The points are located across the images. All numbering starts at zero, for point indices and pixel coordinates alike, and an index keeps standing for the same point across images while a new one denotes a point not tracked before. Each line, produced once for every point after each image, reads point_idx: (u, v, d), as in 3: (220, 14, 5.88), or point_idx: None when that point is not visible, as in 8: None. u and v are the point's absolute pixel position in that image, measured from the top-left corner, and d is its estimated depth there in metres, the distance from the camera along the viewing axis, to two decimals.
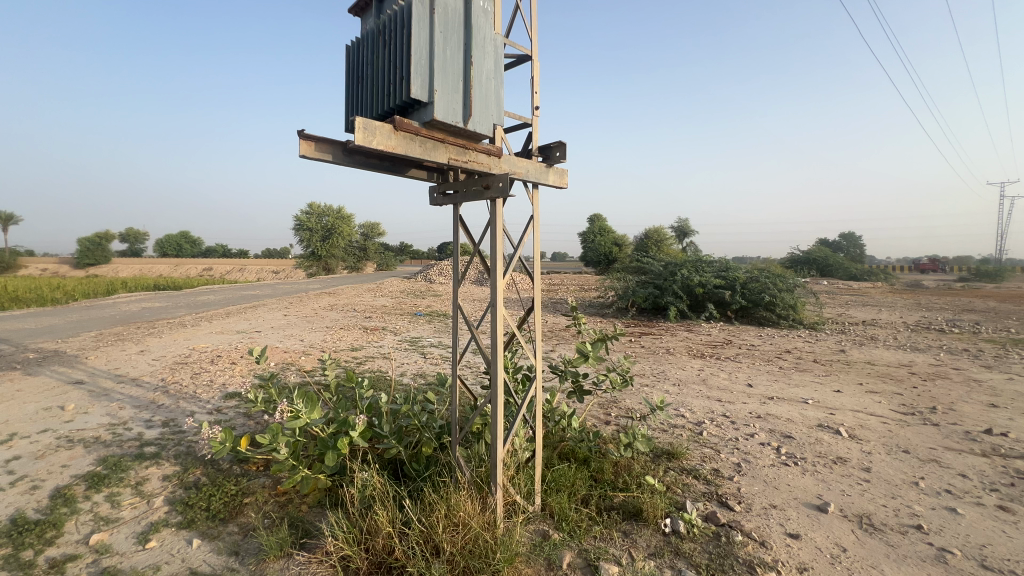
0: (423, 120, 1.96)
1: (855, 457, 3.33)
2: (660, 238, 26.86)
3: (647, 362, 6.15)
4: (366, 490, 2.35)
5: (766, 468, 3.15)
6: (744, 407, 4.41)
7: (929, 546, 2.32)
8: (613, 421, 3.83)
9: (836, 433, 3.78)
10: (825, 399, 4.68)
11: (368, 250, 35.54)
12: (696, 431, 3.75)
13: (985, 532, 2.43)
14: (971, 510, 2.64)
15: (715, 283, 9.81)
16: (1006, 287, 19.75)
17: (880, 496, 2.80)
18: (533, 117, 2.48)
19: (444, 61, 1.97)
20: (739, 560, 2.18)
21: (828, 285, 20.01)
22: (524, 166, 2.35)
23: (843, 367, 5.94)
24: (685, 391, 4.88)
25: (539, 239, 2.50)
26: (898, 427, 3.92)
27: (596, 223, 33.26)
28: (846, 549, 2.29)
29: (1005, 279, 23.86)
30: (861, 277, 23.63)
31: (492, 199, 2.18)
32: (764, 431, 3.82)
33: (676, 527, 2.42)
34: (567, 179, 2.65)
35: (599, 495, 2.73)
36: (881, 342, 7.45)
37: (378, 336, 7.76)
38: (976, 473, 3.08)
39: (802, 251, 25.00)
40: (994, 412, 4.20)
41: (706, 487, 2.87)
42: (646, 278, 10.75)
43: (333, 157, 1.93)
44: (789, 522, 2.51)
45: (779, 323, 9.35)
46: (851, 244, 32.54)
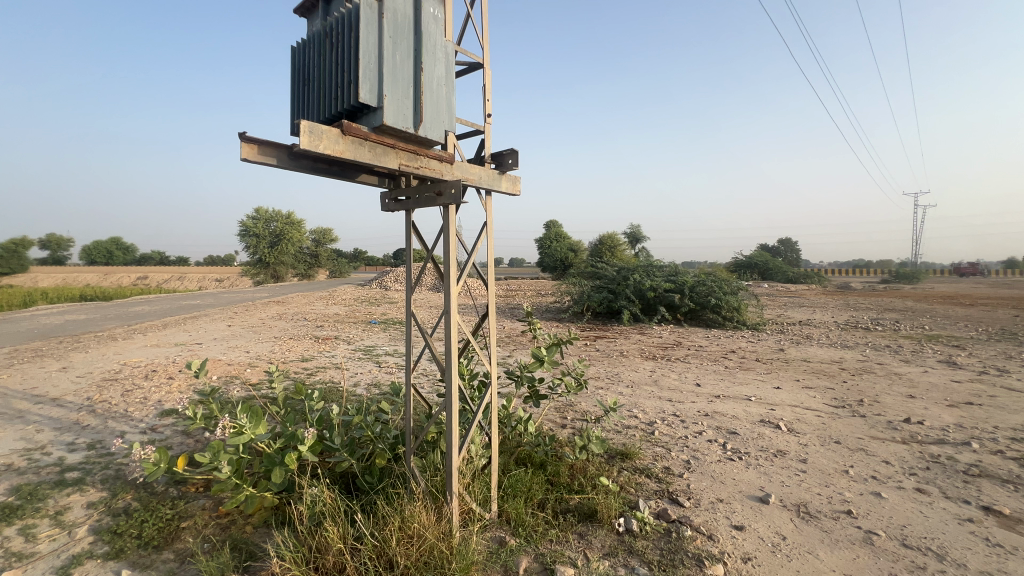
0: (372, 125, 1.92)
1: (793, 450, 3.55)
2: (614, 244, 27.65)
3: (602, 364, 6.30)
4: (316, 506, 2.25)
5: (714, 464, 3.28)
6: (693, 406, 4.59)
7: (857, 529, 2.50)
8: (569, 424, 3.89)
9: (777, 427, 4.01)
10: (766, 395, 4.96)
11: (320, 256, 34.37)
12: (648, 431, 3.87)
13: (905, 513, 2.65)
14: (893, 493, 2.87)
15: (665, 286, 10.19)
16: (921, 288, 21.71)
17: (815, 485, 3.00)
18: (486, 124, 2.50)
19: (394, 66, 1.95)
20: (688, 554, 2.25)
21: (769, 288, 21.30)
22: (477, 173, 2.36)
23: (782, 365, 6.32)
24: (638, 392, 5.03)
25: (492, 245, 2.50)
26: (831, 419, 4.20)
27: (552, 230, 33.79)
28: (785, 537, 2.43)
29: (920, 280, 26.27)
30: (797, 280, 25.35)
31: (444, 206, 2.18)
32: (711, 428, 3.99)
33: (629, 525, 2.48)
34: (521, 187, 2.69)
35: (556, 498, 2.75)
36: (815, 341, 8.00)
37: (331, 346, 7.52)
38: (898, 459, 3.36)
39: (745, 255, 26.43)
40: (912, 402, 4.60)
41: (657, 485, 2.96)
42: (600, 283, 11.00)
43: (278, 161, 1.86)
44: (734, 514, 2.64)
45: (725, 325, 9.84)
46: (788, 248, 34.70)
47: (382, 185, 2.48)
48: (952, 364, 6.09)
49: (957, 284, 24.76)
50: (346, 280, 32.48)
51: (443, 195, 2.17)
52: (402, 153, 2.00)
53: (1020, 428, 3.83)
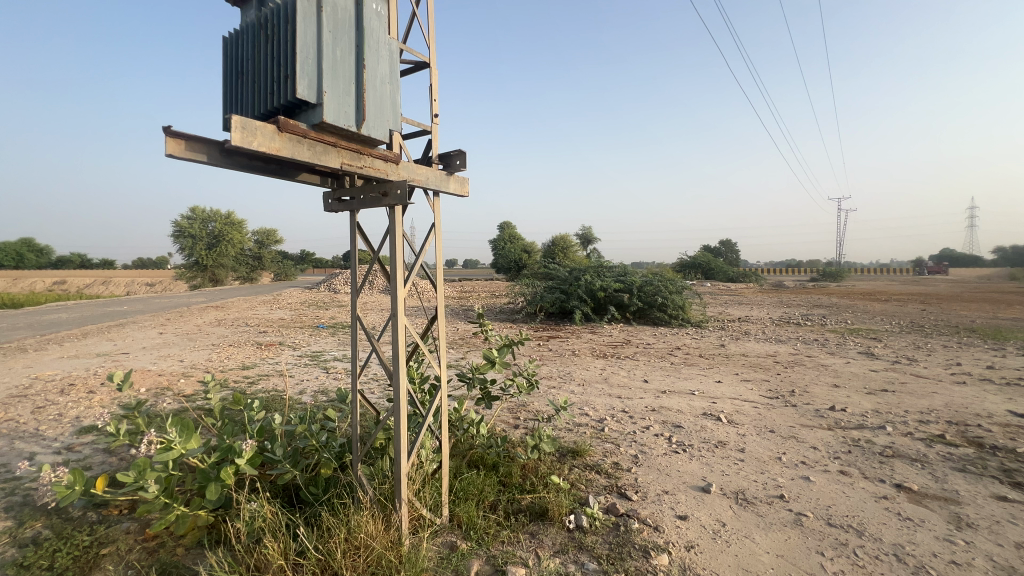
0: (311, 122, 1.85)
1: (732, 440, 3.75)
2: (566, 246, 28.16)
3: (554, 364, 6.39)
4: (255, 522, 2.13)
5: (660, 458, 3.41)
6: (641, 402, 4.74)
7: (789, 512, 2.67)
8: (521, 424, 3.92)
9: (718, 420, 4.21)
10: (708, 389, 5.20)
11: (264, 258, 32.72)
12: (598, 428, 3.96)
13: (831, 494, 2.86)
14: (820, 476, 3.09)
15: (615, 286, 10.48)
16: (845, 286, 23.59)
17: (753, 472, 3.18)
18: (433, 125, 2.46)
19: (334, 61, 1.88)
20: (636, 546, 2.32)
21: (711, 287, 22.43)
22: (424, 174, 2.33)
23: (723, 360, 6.67)
24: (589, 390, 5.14)
25: (441, 246, 2.47)
26: (767, 410, 4.47)
27: (506, 231, 33.98)
28: (725, 524, 2.56)
29: (844, 278, 28.55)
30: (737, 279, 26.85)
31: (390, 206, 2.14)
32: (658, 423, 4.15)
33: (580, 522, 2.52)
34: (469, 189, 2.68)
35: (507, 499, 2.76)
36: (753, 336, 8.50)
37: (275, 352, 7.18)
38: (824, 444, 3.62)
39: (689, 256, 27.66)
40: (836, 391, 4.99)
41: (607, 480, 3.04)
42: (553, 283, 11.14)
43: (208, 157, 1.75)
44: (679, 505, 2.75)
45: (671, 323, 10.26)
46: (729, 249, 36.65)
47: (325, 184, 2.40)
48: (871, 355, 6.67)
49: (874, 282, 27.11)
50: (292, 283, 31.10)
51: (388, 195, 2.12)
52: (344, 152, 1.94)
53: (927, 411, 4.24)
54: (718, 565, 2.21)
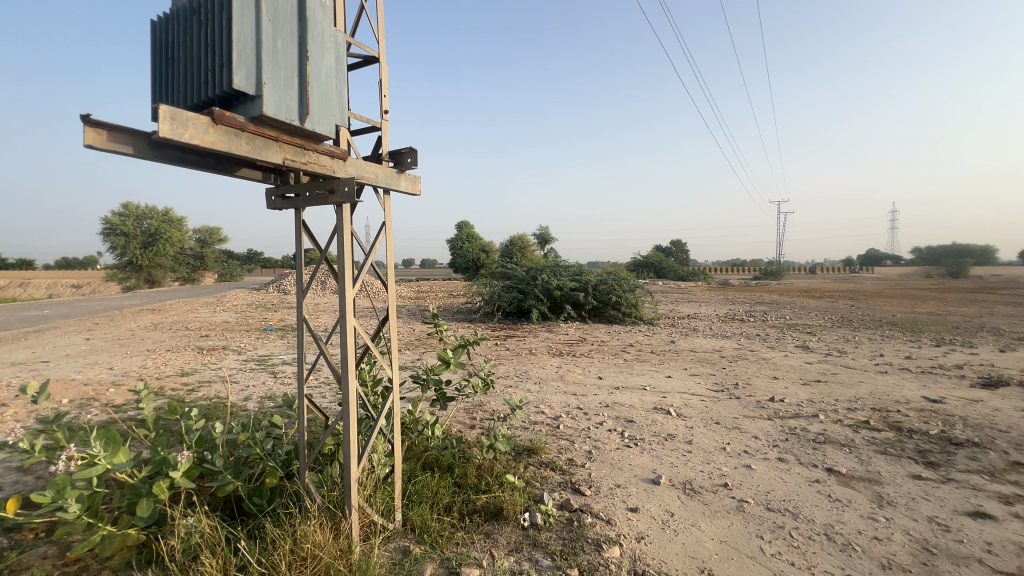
0: (250, 115, 1.76)
1: (681, 432, 3.90)
2: (524, 245, 28.34)
3: (511, 363, 6.41)
4: (191, 539, 2.01)
5: (612, 452, 3.49)
6: (595, 398, 4.84)
7: (732, 499, 2.81)
8: (478, 424, 3.91)
9: (668, 413, 4.37)
10: (659, 384, 5.39)
11: (206, 258, 30.91)
12: (553, 426, 4.01)
13: (770, 481, 3.02)
14: (760, 464, 3.27)
15: (571, 286, 10.65)
16: (785, 284, 25.09)
17: (699, 462, 3.32)
18: (382, 121, 2.41)
19: (275, 52, 1.80)
20: (588, 541, 2.37)
21: (663, 285, 23.23)
22: (373, 171, 2.27)
23: (673, 355, 6.92)
24: (545, 388, 5.20)
25: (392, 245, 2.42)
26: (713, 402, 4.68)
27: (464, 230, 33.82)
28: (673, 514, 2.65)
29: (783, 276, 30.35)
30: (687, 277, 27.98)
31: (337, 204, 2.07)
32: (611, 418, 4.25)
33: (534, 519, 2.55)
34: (421, 187, 2.64)
35: (463, 500, 2.74)
36: (701, 332, 8.89)
37: (218, 356, 6.80)
38: (764, 434, 3.83)
39: (642, 256, 28.54)
40: (776, 383, 5.30)
41: (562, 477, 3.08)
42: (510, 283, 11.18)
43: (134, 149, 1.62)
44: (630, 498, 2.83)
45: (624, 320, 10.55)
46: (679, 249, 38.09)
47: (267, 180, 2.29)
48: (806, 348, 7.13)
49: (810, 280, 28.97)
50: (237, 283, 29.53)
51: (335, 192, 2.06)
52: (287, 147, 1.86)
53: (854, 399, 4.58)
54: (666, 554, 2.29)
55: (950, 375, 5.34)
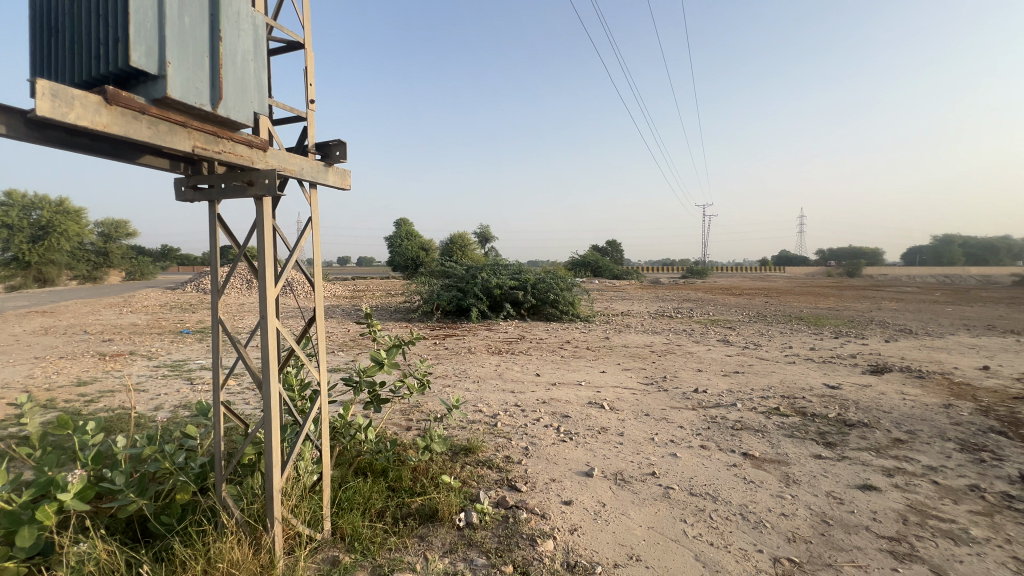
0: (152, 96, 1.59)
1: (613, 425, 4.06)
2: (464, 243, 28.16)
3: (450, 362, 6.35)
4: (83, 568, 1.79)
5: (549, 447, 3.56)
6: (533, 395, 4.91)
7: (659, 486, 2.96)
8: (414, 426, 3.84)
9: (601, 407, 4.52)
10: (593, 379, 5.56)
11: (110, 254, 27.86)
12: (491, 424, 4.02)
13: (693, 467, 3.22)
14: (685, 452, 3.47)
15: (510, 284, 10.73)
16: (709, 282, 26.83)
17: (630, 453, 3.46)
18: (308, 111, 2.28)
19: (181, 29, 1.64)
20: (523, 536, 2.39)
21: (599, 283, 24.02)
22: (297, 163, 2.14)
23: (607, 351, 7.18)
24: (483, 387, 5.19)
25: (319, 241, 2.30)
26: (643, 395, 4.91)
27: (402, 228, 33.05)
28: (605, 504, 2.75)
29: (708, 275, 32.45)
30: (621, 276, 29.16)
31: (256, 197, 1.94)
32: (548, 414, 4.33)
33: (470, 519, 2.53)
34: (351, 181, 2.54)
35: (397, 504, 2.67)
36: (633, 328, 9.29)
37: (122, 363, 6.15)
38: (689, 423, 4.07)
39: (580, 255, 29.38)
40: (700, 375, 5.65)
41: (498, 474, 3.09)
42: (449, 282, 11.06)
43: (7, 130, 1.42)
44: (564, 491, 2.89)
45: (562, 318, 10.80)
46: (614, 249, 39.58)
47: (176, 169, 2.09)
48: (726, 342, 7.67)
49: (731, 279, 31.22)
50: (148, 282, 26.84)
51: (254, 184, 1.92)
52: (197, 134, 1.71)
53: (767, 388, 4.99)
54: (598, 544, 2.37)
55: (845, 363, 5.97)
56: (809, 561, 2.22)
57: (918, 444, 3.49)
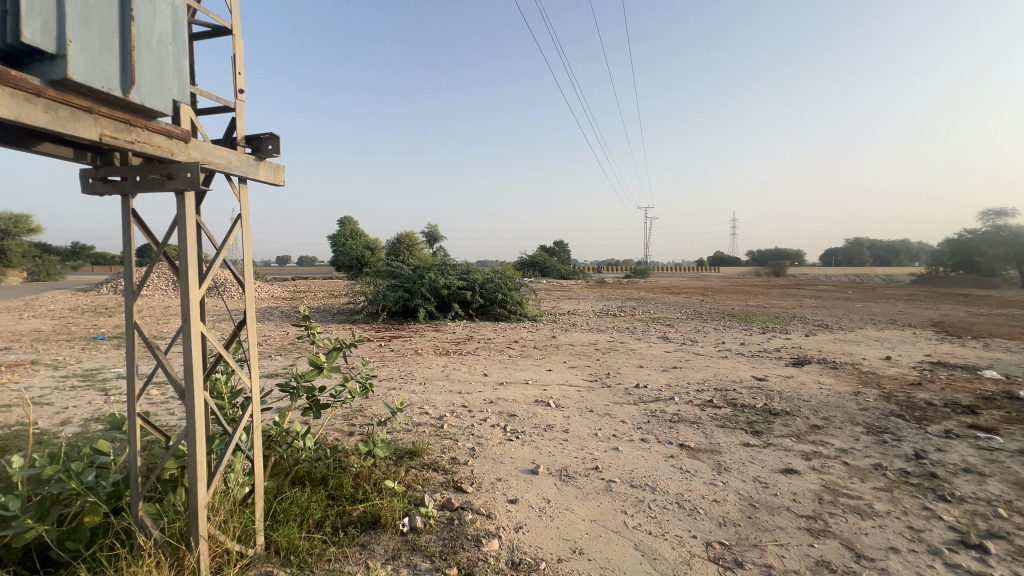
0: (50, 78, 1.44)
1: (558, 422, 4.13)
2: (411, 243, 27.66)
3: (395, 364, 6.21)
4: None
5: (495, 447, 3.56)
6: (480, 395, 4.89)
7: (601, 480, 3.05)
8: (356, 431, 3.72)
9: (547, 405, 4.58)
10: (540, 378, 5.63)
11: (8, 252, 24.90)
12: (437, 426, 3.97)
13: (634, 460, 3.34)
14: (626, 445, 3.60)
15: (458, 284, 10.66)
16: (650, 282, 27.98)
17: (574, 449, 3.54)
18: (237, 101, 2.15)
19: (86, 6, 1.50)
20: (468, 538, 2.38)
21: (547, 283, 24.40)
22: (225, 156, 2.01)
23: (554, 349, 7.31)
24: (430, 388, 5.12)
25: (250, 240, 2.17)
26: (587, 392, 5.03)
27: (346, 226, 31.96)
28: (549, 500, 2.79)
29: (649, 275, 33.86)
30: (568, 276, 29.80)
31: (177, 192, 1.80)
32: (494, 414, 4.33)
33: (414, 523, 2.49)
34: (285, 177, 2.42)
35: (337, 513, 2.57)
36: (579, 327, 9.52)
37: (22, 373, 5.51)
38: (630, 418, 4.22)
39: (528, 255, 29.73)
40: (641, 370, 5.88)
41: (444, 476, 3.06)
42: (395, 282, 10.81)
43: None
44: (510, 490, 2.91)
45: (510, 317, 10.87)
46: (561, 249, 40.33)
47: (82, 159, 1.90)
48: (666, 338, 8.03)
49: (671, 278, 32.74)
50: (53, 283, 24.20)
51: (174, 178, 1.78)
52: (105, 121, 1.56)
53: (702, 381, 5.27)
54: (542, 540, 2.40)
55: (771, 356, 6.43)
56: (738, 542, 2.37)
57: (831, 429, 3.82)
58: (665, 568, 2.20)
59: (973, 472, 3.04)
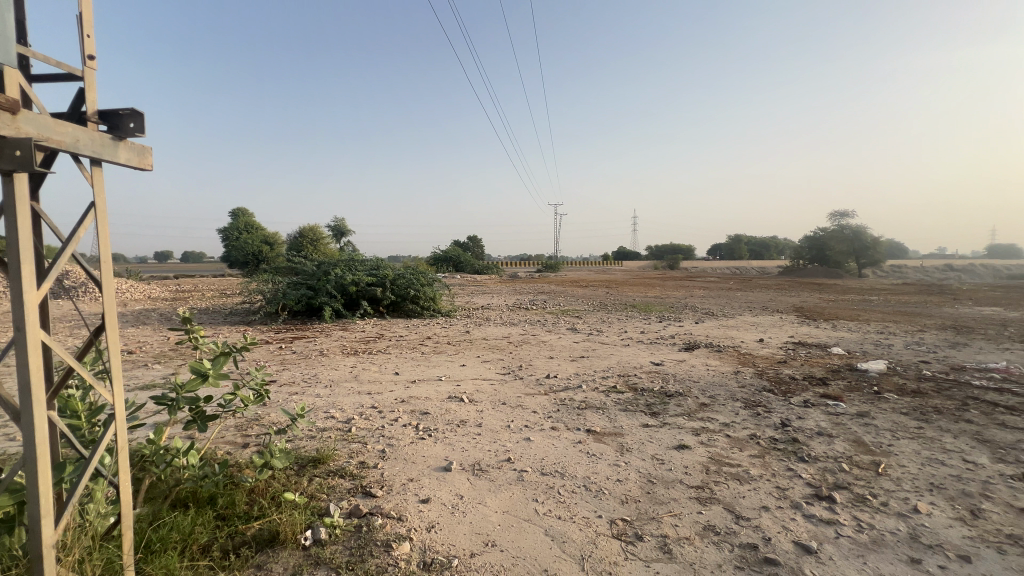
0: None
1: (472, 417, 4.13)
2: (316, 237, 25.93)
3: (297, 367, 5.79)
4: None
5: (407, 447, 3.47)
6: (391, 395, 4.74)
7: (514, 471, 3.10)
8: (252, 442, 3.40)
9: (461, 400, 4.57)
10: (453, 373, 5.59)
11: None
12: (344, 430, 3.77)
13: (545, 448, 3.45)
14: (537, 435, 3.70)
15: (367, 281, 10.20)
16: (561, 276, 29.05)
17: (487, 442, 3.56)
18: (86, 69, 1.83)
19: None
20: (377, 543, 2.29)
21: (461, 278, 24.29)
22: (70, 133, 1.71)
23: (468, 344, 7.30)
24: (336, 391, 4.84)
25: (107, 232, 1.87)
26: (501, 385, 5.09)
27: (239, 219, 29.16)
28: (462, 496, 2.78)
29: (560, 269, 35.10)
30: (482, 271, 29.96)
31: (5, 173, 1.50)
32: (406, 413, 4.22)
33: (317, 535, 2.33)
34: (152, 161, 2.12)
35: (226, 535, 2.33)
36: (493, 321, 9.60)
37: None
38: (541, 407, 4.35)
39: (441, 250, 29.35)
40: (552, 361, 6.08)
41: (352, 482, 2.91)
42: (297, 279, 10.06)
43: None
44: (422, 489, 2.85)
45: (423, 314, 10.65)
46: (475, 244, 40.36)
47: None
48: (576, 329, 8.40)
49: (579, 272, 34.24)
50: None
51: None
52: None
53: (607, 369, 5.58)
54: (455, 537, 2.38)
55: (667, 343, 7.01)
56: (638, 517, 2.55)
57: (716, 406, 4.25)
58: (573, 550, 2.29)
59: (825, 434, 3.57)
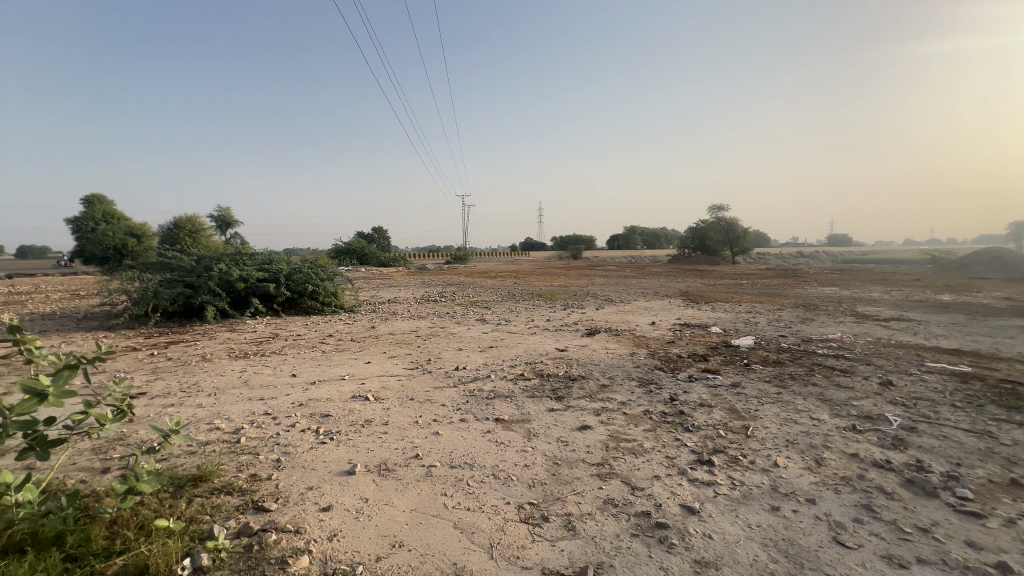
0: None
1: (377, 416, 3.97)
2: (195, 229, 23.16)
3: (173, 375, 5.12)
4: None
5: (305, 453, 3.24)
6: (287, 399, 4.38)
7: (423, 467, 3.05)
8: (113, 467, 2.94)
9: (366, 399, 4.37)
10: (357, 371, 5.33)
11: None
12: (232, 441, 3.41)
13: (454, 441, 3.43)
14: (446, 429, 3.66)
15: (257, 276, 9.31)
16: (470, 267, 29.12)
17: (394, 440, 3.46)
18: None
19: None
20: (271, 562, 2.11)
21: (367, 272, 23.29)
22: None
23: (373, 340, 7.01)
24: (221, 399, 4.36)
25: None
26: (408, 380, 4.96)
27: (94, 207, 25.02)
28: (367, 499, 2.67)
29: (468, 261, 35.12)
30: (389, 263, 29.02)
31: None
32: (305, 417, 3.94)
33: (197, 563, 2.08)
34: None
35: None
36: (400, 315, 9.33)
37: None
38: (450, 400, 4.32)
39: (344, 242, 27.84)
40: (461, 353, 6.06)
41: (240, 499, 2.65)
42: (171, 276, 8.87)
43: None
44: (323, 497, 2.68)
45: (323, 310, 10.02)
46: (381, 235, 38.81)
47: None
48: (485, 320, 8.47)
49: (488, 263, 34.59)
50: None
51: None
52: None
53: (515, 358, 5.70)
54: (359, 543, 2.28)
55: (571, 329, 7.34)
56: (544, 499, 2.64)
57: (615, 387, 4.55)
58: (483, 540, 2.31)
59: (706, 405, 3.99)
